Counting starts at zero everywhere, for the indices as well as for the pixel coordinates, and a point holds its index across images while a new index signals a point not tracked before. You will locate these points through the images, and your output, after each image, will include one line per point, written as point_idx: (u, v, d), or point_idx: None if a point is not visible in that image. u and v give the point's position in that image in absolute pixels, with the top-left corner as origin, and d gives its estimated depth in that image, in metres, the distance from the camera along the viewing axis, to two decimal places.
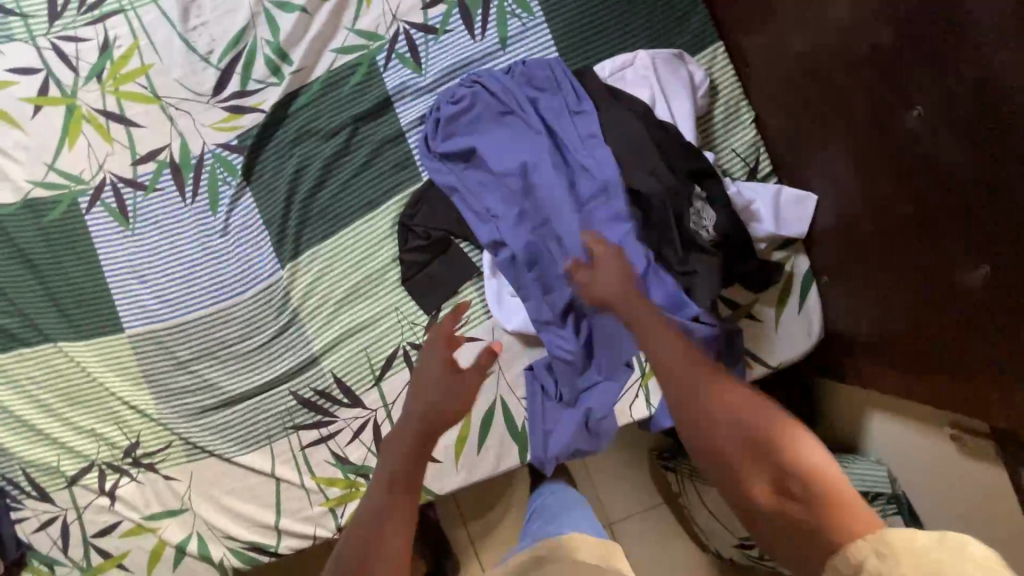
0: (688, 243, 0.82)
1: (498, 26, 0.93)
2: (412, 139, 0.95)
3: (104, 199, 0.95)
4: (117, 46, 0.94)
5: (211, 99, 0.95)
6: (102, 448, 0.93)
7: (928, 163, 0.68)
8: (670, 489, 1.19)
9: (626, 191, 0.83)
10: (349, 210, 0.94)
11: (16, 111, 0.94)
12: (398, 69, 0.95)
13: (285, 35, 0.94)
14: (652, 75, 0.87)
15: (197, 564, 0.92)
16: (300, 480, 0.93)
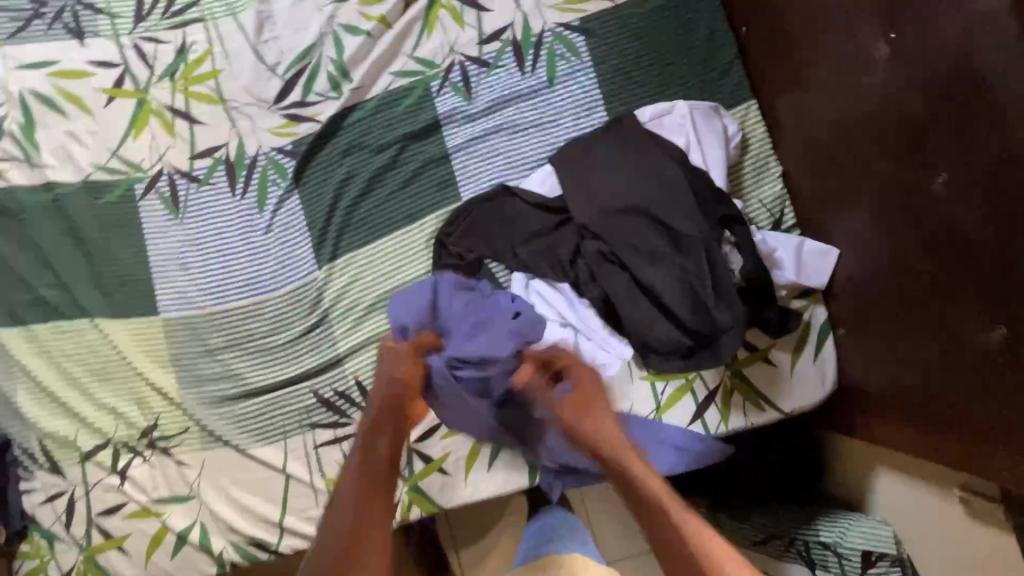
0: (719, 288, 0.84)
1: (547, 66, 1.00)
2: (457, 161, 0.99)
3: (158, 187, 1.00)
4: (192, 50, 1.01)
5: (272, 106, 1.01)
6: (122, 426, 0.95)
7: (938, 220, 0.73)
8: None
9: (663, 229, 0.85)
10: (389, 220, 0.98)
11: (91, 99, 1.00)
12: (449, 96, 1.00)
13: (349, 55, 1.01)
14: (688, 124, 0.92)
15: (196, 554, 0.93)
16: (311, 479, 0.93)
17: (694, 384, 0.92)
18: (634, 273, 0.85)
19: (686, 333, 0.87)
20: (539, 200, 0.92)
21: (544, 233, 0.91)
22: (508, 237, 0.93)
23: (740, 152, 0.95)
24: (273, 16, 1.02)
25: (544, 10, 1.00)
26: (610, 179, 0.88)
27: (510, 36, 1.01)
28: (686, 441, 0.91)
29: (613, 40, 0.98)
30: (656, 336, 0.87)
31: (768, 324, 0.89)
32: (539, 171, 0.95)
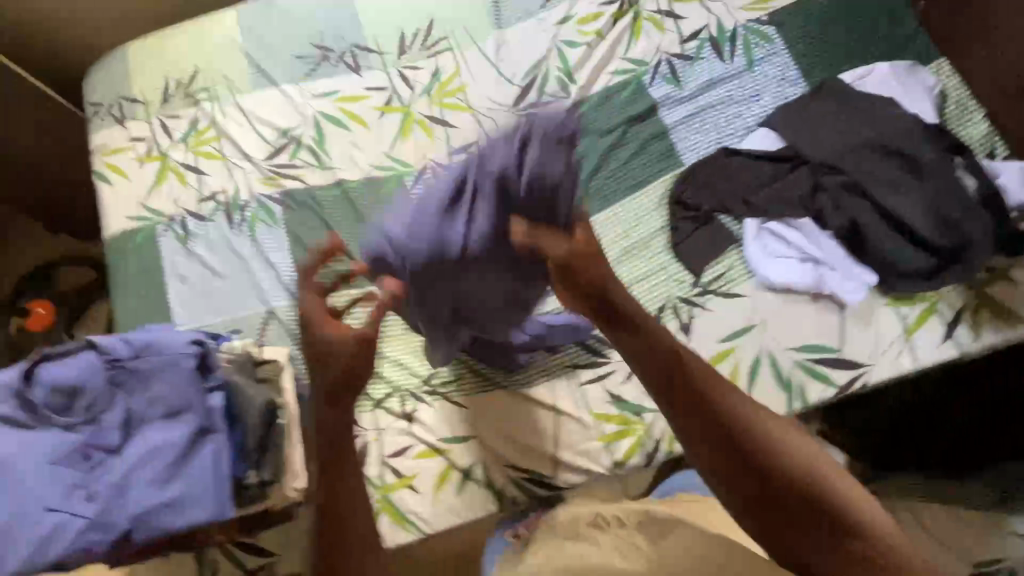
0: (959, 205, 0.95)
1: (745, 53, 1.17)
2: (675, 134, 1.14)
3: (424, 178, 1.20)
4: (443, 72, 1.25)
5: (512, 107, 1.22)
6: (407, 376, 1.08)
7: None
8: None
9: (899, 158, 0.98)
10: (623, 187, 1.12)
11: (367, 115, 1.24)
12: (661, 85, 1.18)
13: (574, 63, 1.21)
14: (893, 80, 1.06)
15: (479, 490, 1.02)
16: (581, 416, 1.03)
17: (938, 307, 0.98)
18: (876, 198, 0.97)
19: (931, 251, 0.96)
20: (765, 154, 1.06)
21: (773, 181, 1.05)
22: (738, 190, 1.06)
23: (941, 101, 1.05)
24: (507, 39, 1.25)
25: (736, 10, 1.19)
26: (834, 126, 1.03)
27: (707, 35, 1.19)
28: (938, 358, 0.96)
29: (802, 27, 1.15)
30: (902, 256, 0.96)
31: (1012, 244, 0.96)
32: (756, 133, 1.09)
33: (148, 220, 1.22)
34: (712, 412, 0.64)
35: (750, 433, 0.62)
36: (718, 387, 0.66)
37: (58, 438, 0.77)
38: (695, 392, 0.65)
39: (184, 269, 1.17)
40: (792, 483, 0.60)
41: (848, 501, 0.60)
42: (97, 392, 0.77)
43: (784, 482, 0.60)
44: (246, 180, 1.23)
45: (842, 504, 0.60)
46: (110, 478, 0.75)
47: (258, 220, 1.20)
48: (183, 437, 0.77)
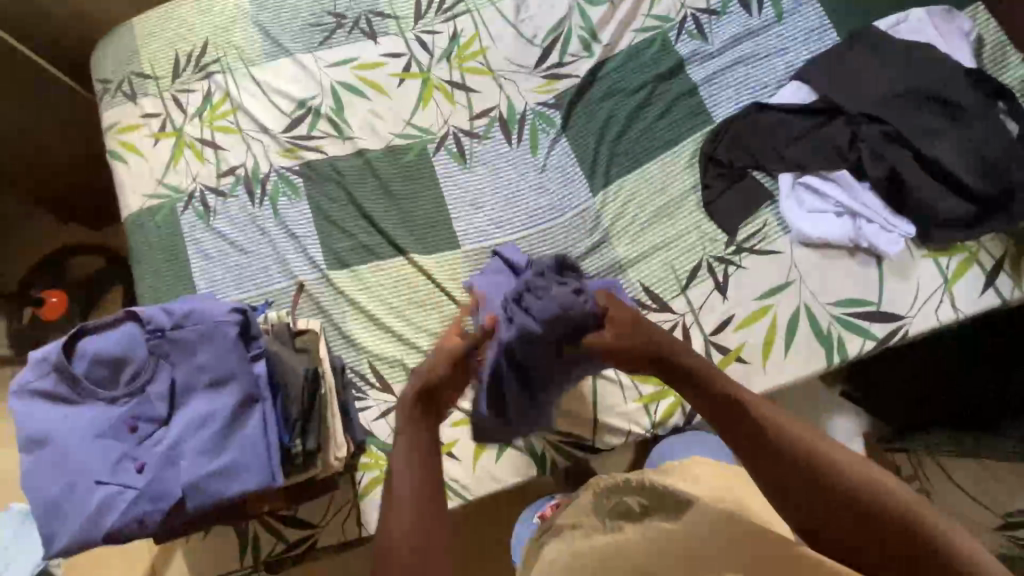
0: (1003, 151, 0.93)
1: (773, 5, 1.13)
2: (704, 92, 1.12)
3: (447, 145, 1.17)
4: (462, 35, 1.22)
5: (533, 70, 1.19)
6: None
7: None
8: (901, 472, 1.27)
9: (938, 105, 0.97)
10: (653, 147, 1.11)
11: (386, 83, 1.21)
12: (687, 42, 1.15)
13: (596, 21, 1.18)
14: (927, 26, 1.03)
15: (519, 455, 1.01)
16: (618, 378, 1.02)
17: (978, 256, 0.97)
18: (917, 147, 0.96)
19: (973, 200, 0.94)
20: (799, 107, 1.04)
21: (808, 135, 1.03)
22: (771, 146, 1.04)
23: (976, 47, 1.03)
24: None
25: None
26: (870, 76, 1.01)
27: None
28: (979, 307, 0.95)
29: None
30: (943, 205, 0.95)
31: None
32: (787, 87, 1.07)
33: (167, 197, 1.17)
34: (746, 424, 0.68)
35: (785, 437, 0.65)
36: (754, 402, 0.70)
37: (105, 411, 0.77)
38: (734, 408, 0.70)
39: (207, 246, 1.14)
40: (824, 483, 0.61)
41: (886, 502, 0.57)
42: (142, 360, 0.78)
43: (816, 484, 0.61)
44: (265, 153, 1.19)
45: (885, 499, 0.58)
46: (159, 448, 0.75)
47: (279, 193, 1.17)
48: (230, 406, 0.77)
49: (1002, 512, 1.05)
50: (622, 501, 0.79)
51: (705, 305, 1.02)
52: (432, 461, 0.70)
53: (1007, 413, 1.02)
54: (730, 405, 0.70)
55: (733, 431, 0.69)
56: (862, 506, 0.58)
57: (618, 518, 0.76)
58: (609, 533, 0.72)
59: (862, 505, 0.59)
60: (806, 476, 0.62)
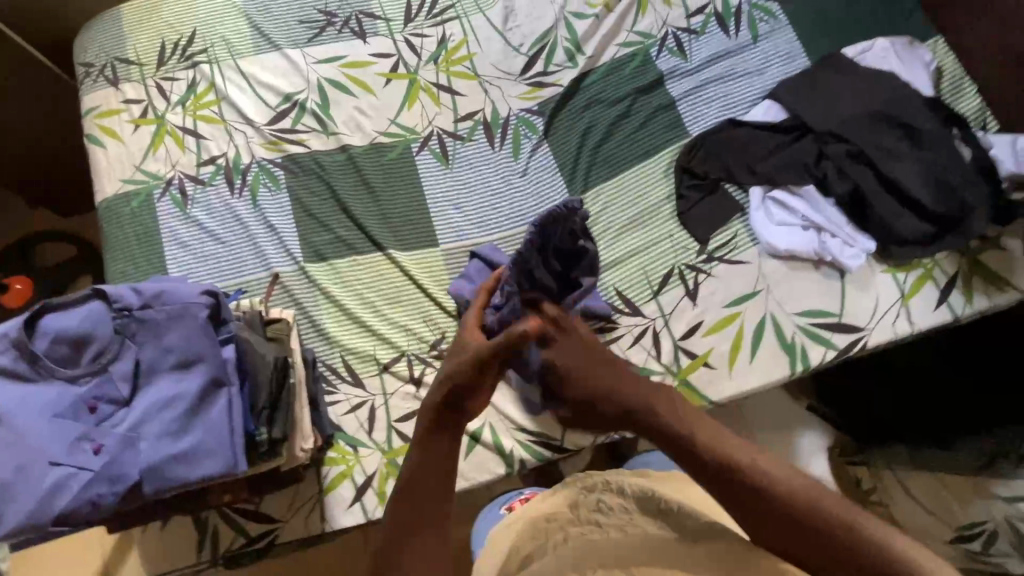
0: (958, 177, 0.98)
1: (749, 28, 1.19)
2: (682, 106, 1.16)
3: (430, 145, 1.19)
4: (451, 40, 1.24)
5: (518, 77, 1.22)
6: (413, 340, 1.08)
7: None
8: (860, 490, 1.22)
9: (900, 128, 1.02)
10: (631, 157, 1.14)
11: (373, 82, 1.22)
12: (667, 58, 1.19)
13: (582, 34, 1.22)
14: (891, 55, 1.10)
15: (488, 454, 1.01)
16: None
17: (933, 274, 1.01)
18: (879, 167, 1.01)
19: (929, 220, 0.99)
20: (771, 124, 1.08)
21: (778, 151, 1.07)
22: (742, 161, 1.08)
23: (936, 77, 1.09)
24: (515, 9, 1.25)
25: None
26: (837, 98, 1.06)
27: (712, 10, 1.21)
28: (933, 323, 0.99)
29: (804, 5, 1.18)
30: (901, 224, 1.00)
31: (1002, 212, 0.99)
32: (759, 106, 1.12)
33: (144, 183, 1.16)
34: (742, 488, 0.61)
35: (783, 494, 0.60)
36: (704, 428, 0.65)
37: (66, 391, 0.75)
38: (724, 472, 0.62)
39: (183, 233, 1.13)
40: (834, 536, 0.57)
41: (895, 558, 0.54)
42: (106, 339, 0.77)
43: (824, 541, 0.57)
44: (247, 144, 1.19)
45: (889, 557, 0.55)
46: (120, 430, 0.74)
47: (259, 184, 1.17)
48: (196, 389, 0.77)
49: (957, 525, 1.07)
50: (598, 499, 0.78)
51: (675, 310, 1.05)
52: (449, 484, 0.68)
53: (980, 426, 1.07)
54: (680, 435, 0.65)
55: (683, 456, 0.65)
56: (843, 543, 0.57)
57: (594, 508, 0.76)
58: (584, 525, 0.73)
59: (842, 541, 0.57)
60: (774, 506, 0.60)
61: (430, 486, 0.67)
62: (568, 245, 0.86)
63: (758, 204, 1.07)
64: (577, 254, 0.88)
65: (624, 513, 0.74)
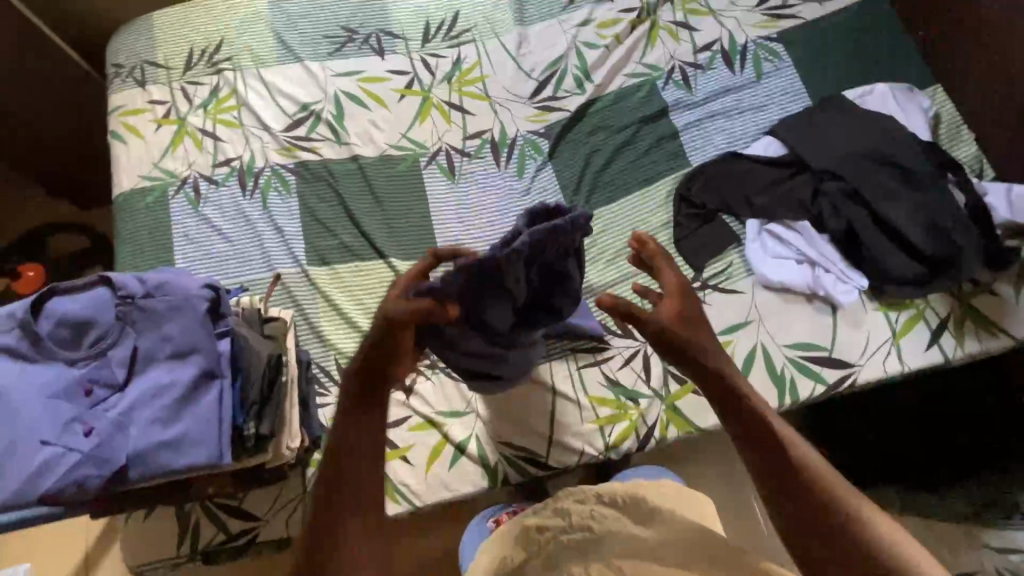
0: (952, 219, 1.00)
1: (754, 66, 1.22)
2: (685, 137, 1.19)
3: (438, 160, 1.23)
4: (465, 62, 1.29)
5: (528, 100, 1.26)
6: None
7: None
8: None
9: (897, 170, 1.05)
10: (632, 182, 1.17)
11: (387, 97, 1.27)
12: (673, 90, 1.23)
13: (591, 63, 1.26)
14: (890, 98, 1.12)
15: (473, 466, 1.01)
16: (577, 398, 1.04)
17: (924, 314, 1.02)
18: (873, 206, 1.03)
19: (921, 261, 1.01)
20: (769, 159, 1.11)
21: (775, 185, 1.10)
22: (740, 193, 1.10)
23: (934, 123, 1.12)
24: (529, 36, 1.30)
25: (745, 27, 1.25)
26: (836, 138, 1.09)
27: (719, 47, 1.25)
28: (924, 363, 1.00)
29: (807, 48, 1.22)
30: (894, 262, 1.01)
31: (996, 258, 1.00)
32: (760, 141, 1.15)
33: (160, 181, 1.20)
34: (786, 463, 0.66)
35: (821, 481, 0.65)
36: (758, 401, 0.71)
37: (63, 373, 0.77)
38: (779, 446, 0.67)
39: (192, 230, 1.17)
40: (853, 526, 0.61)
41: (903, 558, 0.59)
42: (108, 325, 0.79)
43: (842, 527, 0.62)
44: (262, 149, 1.23)
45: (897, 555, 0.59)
46: (111, 414, 0.76)
47: (270, 188, 1.20)
48: (189, 378, 0.79)
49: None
50: (593, 506, 0.77)
51: None
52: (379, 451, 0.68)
53: (965, 476, 1.09)
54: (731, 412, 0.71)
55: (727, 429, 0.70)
56: (851, 543, 0.61)
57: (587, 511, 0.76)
58: (577, 532, 0.73)
59: (850, 538, 0.61)
60: (801, 482, 0.65)
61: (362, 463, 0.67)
62: (559, 254, 0.80)
63: (754, 236, 1.08)
64: (560, 275, 0.83)
65: (616, 519, 0.74)
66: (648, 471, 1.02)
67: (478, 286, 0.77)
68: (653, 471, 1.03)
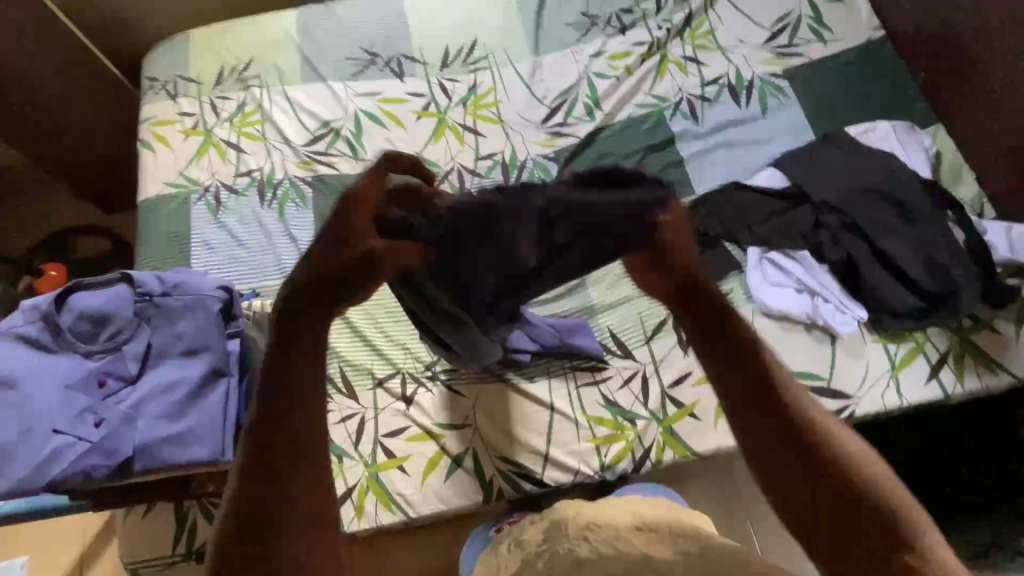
0: (951, 256, 1.02)
1: (760, 101, 1.26)
2: (690, 166, 1.22)
3: (450, 178, 1.27)
4: (480, 87, 1.35)
5: (539, 125, 1.31)
6: (409, 359, 1.11)
7: None
8: None
9: (898, 205, 1.07)
10: None
11: (404, 117, 1.32)
12: (680, 121, 1.27)
13: (602, 92, 1.31)
14: (892, 136, 1.15)
15: (468, 479, 1.02)
16: (575, 416, 1.05)
17: (924, 348, 1.02)
18: (872, 240, 1.05)
19: (920, 295, 1.02)
20: (771, 190, 1.14)
21: (777, 215, 1.12)
22: (742, 221, 1.13)
23: (935, 162, 1.15)
24: (542, 65, 1.36)
25: (753, 64, 1.30)
26: (837, 171, 1.11)
27: (726, 81, 1.29)
28: (923, 397, 1.00)
29: (812, 86, 1.26)
30: (893, 295, 1.02)
31: (996, 295, 1.01)
32: (763, 172, 1.18)
33: (184, 188, 1.26)
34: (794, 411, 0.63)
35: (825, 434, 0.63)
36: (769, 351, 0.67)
37: (78, 364, 0.81)
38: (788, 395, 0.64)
39: (211, 236, 1.21)
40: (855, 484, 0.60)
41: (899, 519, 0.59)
42: (126, 321, 0.83)
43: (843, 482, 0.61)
44: (283, 161, 1.29)
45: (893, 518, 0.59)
46: (122, 406, 0.79)
47: (288, 199, 1.25)
48: (197, 375, 0.81)
49: None
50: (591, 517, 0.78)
51: (666, 357, 1.07)
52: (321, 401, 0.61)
53: (970, 514, 1.06)
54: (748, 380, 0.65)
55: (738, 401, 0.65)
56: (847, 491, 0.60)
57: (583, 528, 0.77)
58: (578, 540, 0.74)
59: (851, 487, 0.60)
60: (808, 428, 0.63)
61: (298, 457, 0.58)
62: (609, 228, 0.65)
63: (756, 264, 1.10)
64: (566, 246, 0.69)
65: (613, 529, 0.74)
66: (646, 487, 1.04)
67: (495, 225, 0.66)
68: (649, 487, 1.04)
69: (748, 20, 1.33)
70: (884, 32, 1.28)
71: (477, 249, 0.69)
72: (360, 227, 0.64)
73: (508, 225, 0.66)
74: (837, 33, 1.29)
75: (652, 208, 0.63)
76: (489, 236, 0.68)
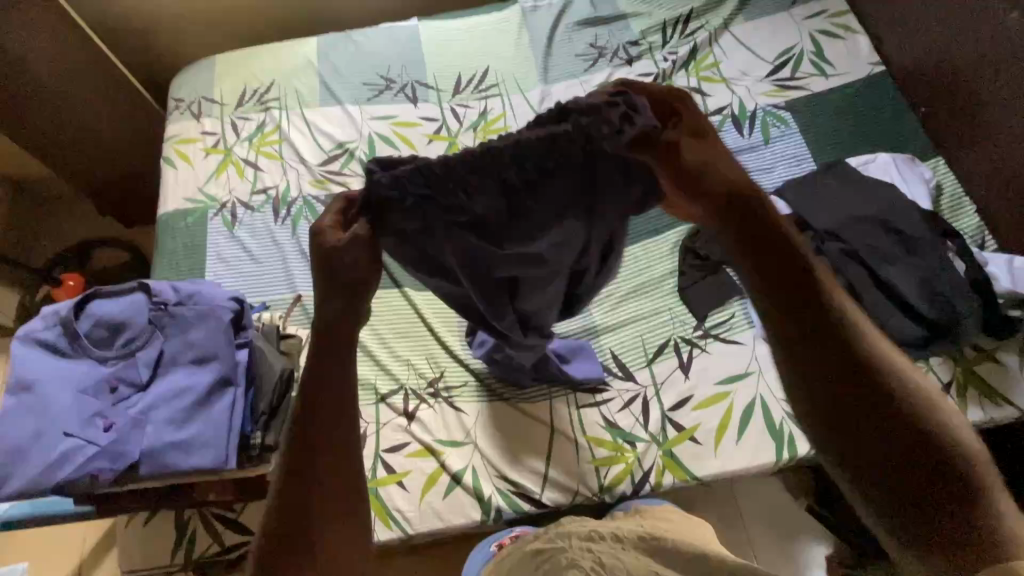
0: (952, 285, 1.02)
1: (762, 131, 1.29)
2: None
3: None
4: (491, 112, 1.39)
5: None
6: (412, 375, 1.12)
7: None
8: None
9: (898, 234, 1.08)
10: (641, 231, 1.22)
11: (417, 140, 1.37)
12: None
13: None
14: (892, 167, 1.18)
15: (466, 498, 1.02)
16: (576, 437, 1.05)
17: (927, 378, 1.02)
18: (872, 267, 1.06)
19: (922, 324, 1.02)
20: None
21: None
22: None
23: (936, 193, 1.16)
24: (551, 93, 1.40)
25: (755, 96, 1.33)
26: (838, 200, 1.13)
27: (729, 112, 1.33)
28: None
29: (813, 117, 1.29)
30: (893, 323, 1.03)
31: (999, 326, 1.01)
32: None
33: (202, 203, 1.30)
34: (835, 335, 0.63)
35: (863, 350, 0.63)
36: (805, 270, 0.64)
37: (90, 370, 0.83)
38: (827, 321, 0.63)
39: (225, 250, 1.25)
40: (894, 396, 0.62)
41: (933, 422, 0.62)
42: (140, 327, 0.86)
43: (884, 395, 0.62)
44: (298, 180, 1.33)
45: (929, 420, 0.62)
46: (131, 411, 0.81)
47: (301, 216, 1.29)
48: (205, 383, 0.84)
49: None
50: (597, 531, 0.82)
51: (667, 380, 1.08)
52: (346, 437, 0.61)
53: None
54: (816, 316, 0.63)
55: (794, 332, 0.64)
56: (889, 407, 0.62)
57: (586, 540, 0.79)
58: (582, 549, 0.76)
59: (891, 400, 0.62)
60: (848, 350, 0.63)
61: (333, 468, 0.60)
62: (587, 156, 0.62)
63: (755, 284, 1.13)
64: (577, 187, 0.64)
65: (618, 543, 0.77)
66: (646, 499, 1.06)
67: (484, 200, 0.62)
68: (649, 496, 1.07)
69: (752, 54, 1.37)
70: (884, 67, 1.32)
71: (481, 220, 0.64)
72: (340, 274, 0.59)
73: (483, 191, 0.61)
74: (838, 67, 1.33)
75: (607, 131, 0.59)
76: (475, 213, 0.62)
